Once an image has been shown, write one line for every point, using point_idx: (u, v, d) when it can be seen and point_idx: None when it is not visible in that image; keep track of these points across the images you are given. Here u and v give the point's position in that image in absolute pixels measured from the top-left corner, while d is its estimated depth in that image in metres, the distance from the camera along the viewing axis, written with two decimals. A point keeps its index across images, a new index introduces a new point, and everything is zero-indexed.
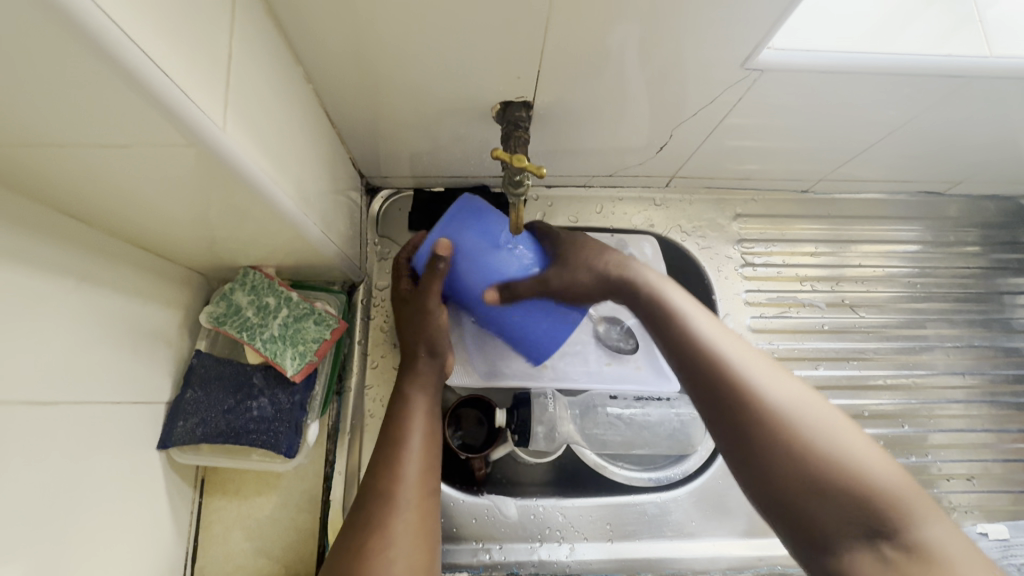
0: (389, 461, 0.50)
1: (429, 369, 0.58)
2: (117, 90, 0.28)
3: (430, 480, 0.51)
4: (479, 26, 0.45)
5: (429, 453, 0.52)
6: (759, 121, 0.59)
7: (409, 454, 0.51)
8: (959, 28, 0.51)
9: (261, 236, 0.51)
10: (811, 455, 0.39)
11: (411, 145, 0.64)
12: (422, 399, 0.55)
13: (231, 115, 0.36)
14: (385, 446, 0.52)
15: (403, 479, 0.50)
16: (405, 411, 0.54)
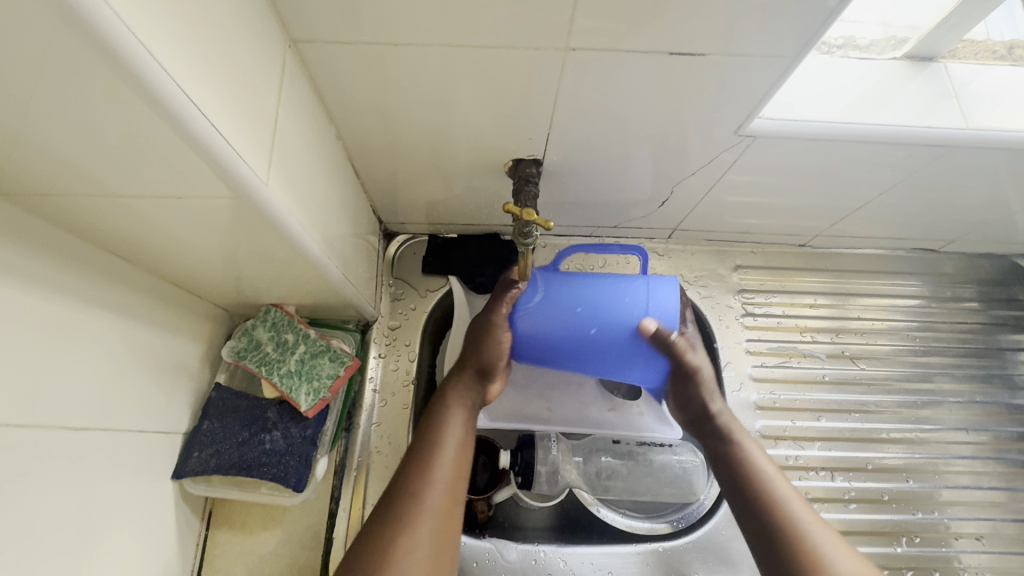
0: (421, 458, 0.51)
1: (469, 381, 0.58)
2: (179, 151, 0.32)
3: (458, 481, 0.51)
4: (495, 94, 0.50)
5: (462, 457, 0.52)
6: (756, 181, 0.63)
7: (444, 455, 0.51)
8: (937, 104, 0.55)
9: (286, 277, 0.55)
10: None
11: (428, 195, 0.68)
12: (462, 407, 0.55)
13: (273, 170, 0.40)
14: (424, 444, 0.52)
15: (431, 478, 0.49)
16: (443, 411, 0.55)
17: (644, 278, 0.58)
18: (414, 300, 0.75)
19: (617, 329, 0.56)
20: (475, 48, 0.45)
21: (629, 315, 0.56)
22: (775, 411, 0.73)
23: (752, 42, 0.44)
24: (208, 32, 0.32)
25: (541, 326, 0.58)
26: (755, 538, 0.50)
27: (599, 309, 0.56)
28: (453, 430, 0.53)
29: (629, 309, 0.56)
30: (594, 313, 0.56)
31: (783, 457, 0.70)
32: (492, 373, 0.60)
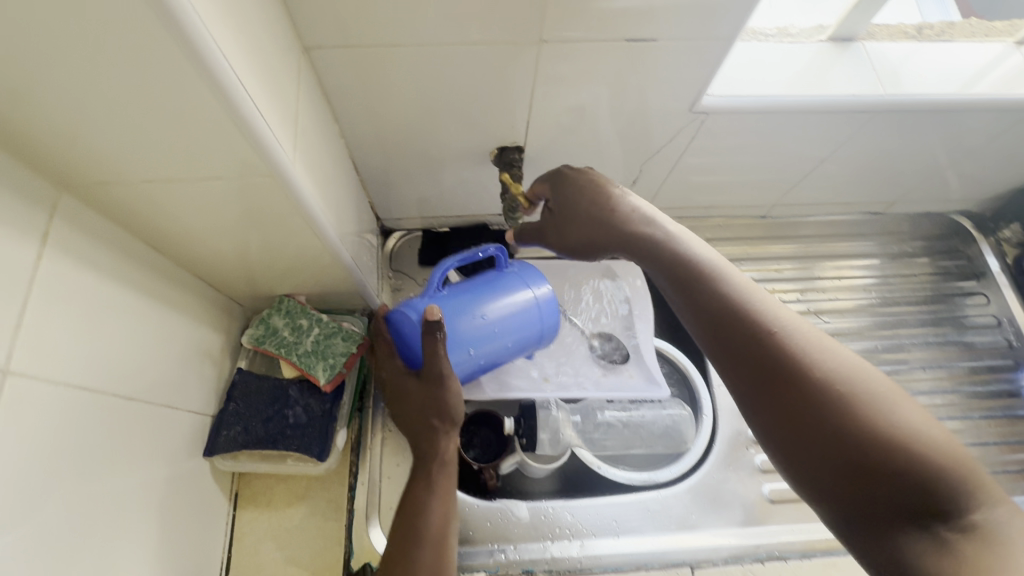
0: (405, 553, 0.51)
1: (447, 443, 0.58)
2: (231, 128, 0.38)
3: (446, 565, 0.52)
4: (479, 85, 0.57)
5: (449, 519, 0.55)
6: (712, 156, 0.71)
7: (427, 541, 0.52)
8: (856, 76, 0.64)
9: (301, 263, 0.60)
10: (797, 355, 0.42)
11: (421, 189, 0.75)
12: (443, 480, 0.56)
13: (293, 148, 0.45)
14: (405, 536, 0.52)
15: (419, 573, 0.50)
16: (423, 492, 0.55)
17: (520, 279, 0.66)
18: (413, 289, 0.81)
19: (524, 331, 0.65)
20: (462, 45, 0.52)
21: (530, 317, 0.65)
22: None
23: (693, 27, 0.52)
24: (243, 34, 0.38)
25: (472, 351, 0.62)
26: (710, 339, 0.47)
27: (508, 323, 0.64)
28: (436, 510, 0.54)
29: (529, 313, 0.65)
30: (510, 328, 0.64)
31: None
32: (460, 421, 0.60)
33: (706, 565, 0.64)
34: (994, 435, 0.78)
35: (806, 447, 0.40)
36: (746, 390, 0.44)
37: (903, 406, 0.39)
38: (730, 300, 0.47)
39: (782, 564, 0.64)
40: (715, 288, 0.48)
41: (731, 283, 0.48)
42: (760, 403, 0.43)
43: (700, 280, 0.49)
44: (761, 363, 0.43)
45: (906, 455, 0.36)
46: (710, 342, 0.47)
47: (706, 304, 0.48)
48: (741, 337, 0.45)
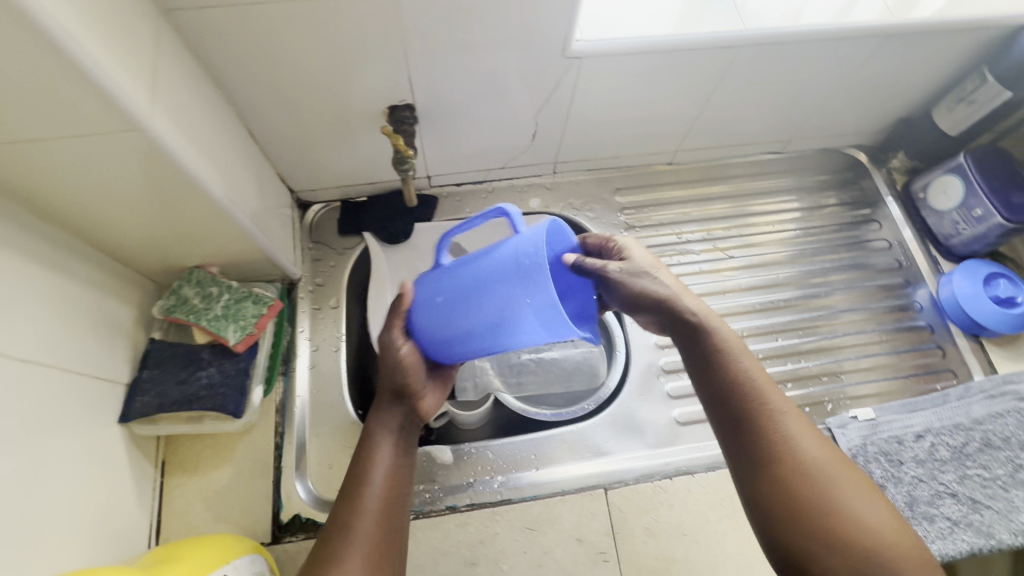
0: (348, 496, 0.53)
1: (396, 409, 0.59)
2: (78, 79, 0.39)
3: (389, 515, 0.53)
4: (356, 42, 0.59)
5: (396, 471, 0.56)
6: (601, 102, 0.74)
7: (370, 489, 0.54)
8: (719, 14, 0.68)
9: (204, 234, 0.62)
10: (801, 459, 0.49)
11: (330, 156, 0.76)
12: (388, 438, 0.57)
13: (160, 107, 0.47)
14: (351, 478, 0.55)
15: (358, 516, 0.52)
16: (370, 442, 0.57)
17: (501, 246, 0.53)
18: (333, 258, 0.83)
19: (502, 317, 0.53)
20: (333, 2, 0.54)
21: (497, 302, 0.53)
22: None
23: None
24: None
25: (445, 337, 0.58)
26: (725, 425, 0.53)
27: (475, 307, 0.54)
28: (379, 462, 0.55)
29: (499, 295, 0.53)
30: (474, 312, 0.54)
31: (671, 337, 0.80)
32: (415, 392, 0.60)
33: (618, 485, 0.69)
34: (889, 347, 0.84)
35: (796, 530, 0.48)
36: (743, 457, 0.51)
37: (880, 512, 0.48)
38: (751, 395, 0.52)
39: (689, 477, 0.69)
40: (739, 361, 0.54)
41: (753, 359, 0.54)
42: (756, 469, 0.50)
43: (726, 371, 0.53)
44: (768, 461, 0.50)
45: (880, 559, 0.45)
46: (720, 406, 0.53)
47: (727, 374, 0.53)
48: (755, 432, 0.51)
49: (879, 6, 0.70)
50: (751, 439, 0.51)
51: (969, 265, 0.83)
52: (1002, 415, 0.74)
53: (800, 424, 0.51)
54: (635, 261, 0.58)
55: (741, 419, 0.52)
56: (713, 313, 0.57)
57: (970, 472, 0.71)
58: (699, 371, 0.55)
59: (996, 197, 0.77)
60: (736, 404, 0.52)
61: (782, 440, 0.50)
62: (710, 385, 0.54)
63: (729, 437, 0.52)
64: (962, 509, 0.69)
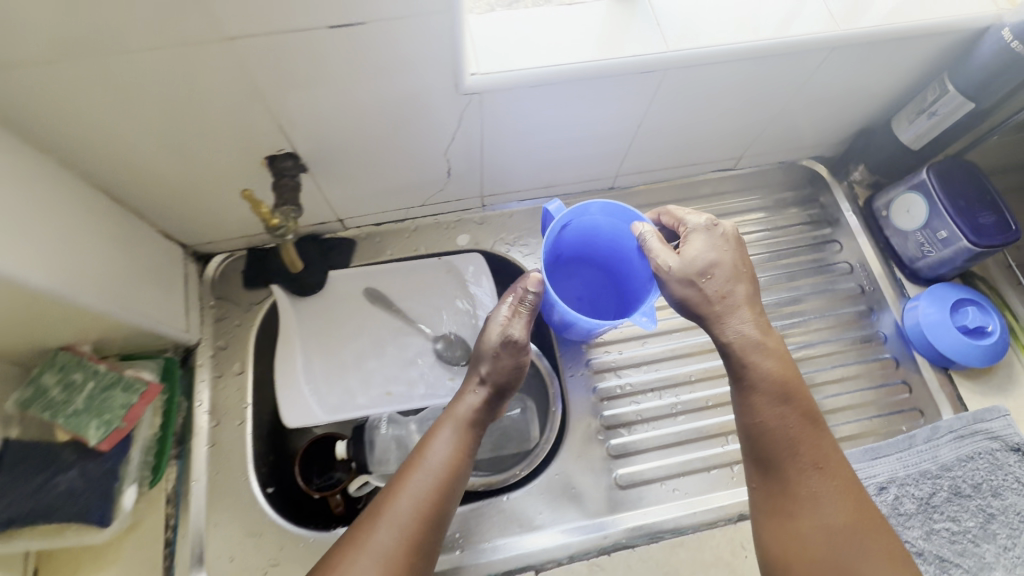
0: (401, 477, 0.57)
1: (478, 401, 0.63)
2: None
3: (431, 508, 0.55)
4: (205, 90, 0.50)
5: (452, 468, 0.58)
6: (518, 135, 0.66)
7: (416, 477, 0.57)
8: (640, 32, 0.59)
9: (51, 321, 0.53)
10: (823, 508, 0.51)
11: (219, 209, 0.68)
12: (457, 430, 0.61)
13: None
14: (413, 458, 0.59)
15: (398, 499, 0.55)
16: (440, 425, 0.62)
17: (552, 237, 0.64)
18: (237, 316, 0.75)
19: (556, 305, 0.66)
20: (160, 50, 0.45)
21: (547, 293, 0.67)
22: (603, 345, 0.75)
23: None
24: None
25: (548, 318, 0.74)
26: (754, 458, 0.55)
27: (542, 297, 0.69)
28: (440, 449, 0.59)
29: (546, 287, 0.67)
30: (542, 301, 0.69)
31: (612, 388, 0.73)
32: (503, 393, 0.64)
33: (549, 566, 0.63)
34: (854, 383, 0.77)
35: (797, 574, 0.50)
36: (768, 493, 0.53)
37: None
38: (790, 440, 0.53)
39: (628, 552, 0.64)
40: (774, 405, 0.54)
41: (793, 403, 0.54)
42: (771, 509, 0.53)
43: (772, 410, 0.54)
44: (790, 503, 0.52)
45: None
46: (748, 442, 0.55)
47: (758, 417, 0.54)
48: (784, 473, 0.52)
49: (823, 12, 0.62)
50: (780, 476, 0.53)
51: (936, 290, 0.76)
52: (972, 459, 0.68)
53: (835, 479, 0.52)
54: (689, 257, 0.58)
55: (772, 457, 0.53)
56: (756, 352, 0.55)
57: (937, 526, 0.66)
58: (745, 406, 0.55)
59: (962, 218, 0.70)
60: (775, 442, 0.53)
61: (809, 487, 0.51)
62: (750, 415, 0.55)
63: (757, 470, 0.55)
64: (929, 571, 0.64)
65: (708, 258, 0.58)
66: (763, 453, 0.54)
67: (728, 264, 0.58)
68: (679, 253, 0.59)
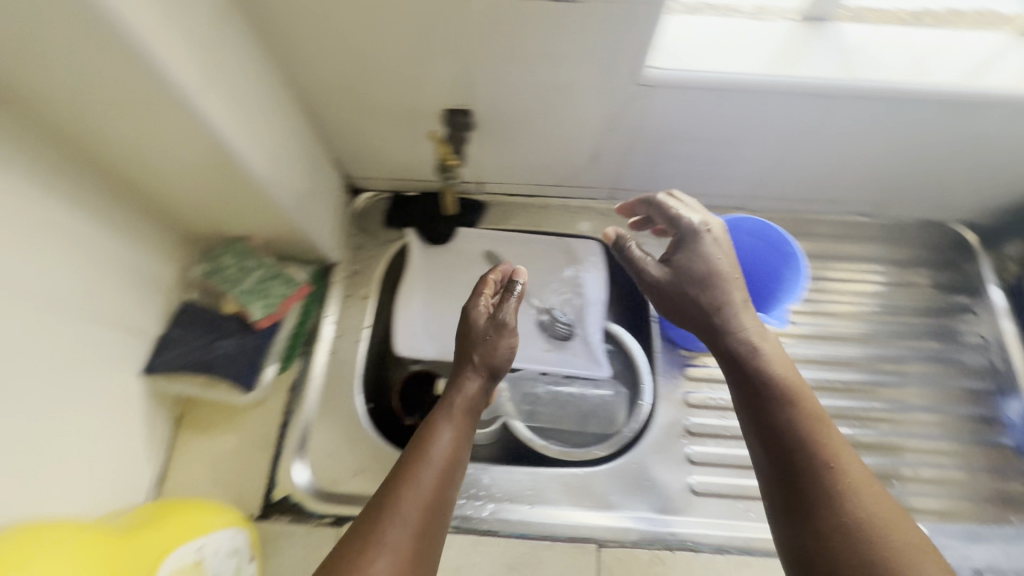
0: (400, 473, 0.51)
1: (474, 381, 0.61)
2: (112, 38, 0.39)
3: (439, 492, 0.50)
4: (418, 38, 0.58)
5: (454, 453, 0.54)
6: (671, 135, 0.69)
7: (424, 463, 0.51)
8: (822, 59, 0.61)
9: (247, 207, 0.63)
10: (880, 536, 0.41)
11: (386, 149, 0.76)
12: (455, 412, 0.57)
13: (199, 75, 0.47)
14: (413, 447, 0.54)
15: (404, 492, 0.49)
16: (436, 413, 0.57)
17: None
18: (373, 248, 0.83)
19: None
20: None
21: None
22: (701, 356, 0.77)
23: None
24: None
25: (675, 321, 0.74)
26: (787, 502, 0.45)
27: None
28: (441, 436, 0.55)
29: None
30: None
31: (703, 397, 0.74)
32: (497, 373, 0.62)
33: (612, 545, 0.64)
34: (964, 460, 0.72)
35: None
36: (810, 538, 0.43)
37: None
38: (819, 453, 0.46)
39: (693, 554, 0.64)
40: (784, 413, 0.48)
41: (804, 407, 0.49)
42: (802, 526, 0.44)
43: (791, 420, 0.48)
44: (843, 542, 0.41)
45: None
46: (770, 470, 0.47)
47: (776, 432, 0.48)
48: (824, 499, 0.44)
49: (1018, 73, 0.61)
50: (821, 509, 0.43)
51: None
52: None
53: (876, 495, 0.44)
54: (675, 266, 0.58)
55: (808, 486, 0.45)
56: (765, 356, 0.52)
57: None
58: (765, 428, 0.49)
59: None
60: (803, 461, 0.46)
61: (855, 512, 0.42)
62: (764, 437, 0.49)
63: (792, 516, 0.45)
64: None
65: (697, 269, 0.57)
66: (794, 484, 0.45)
67: (717, 272, 0.57)
68: (668, 263, 0.59)
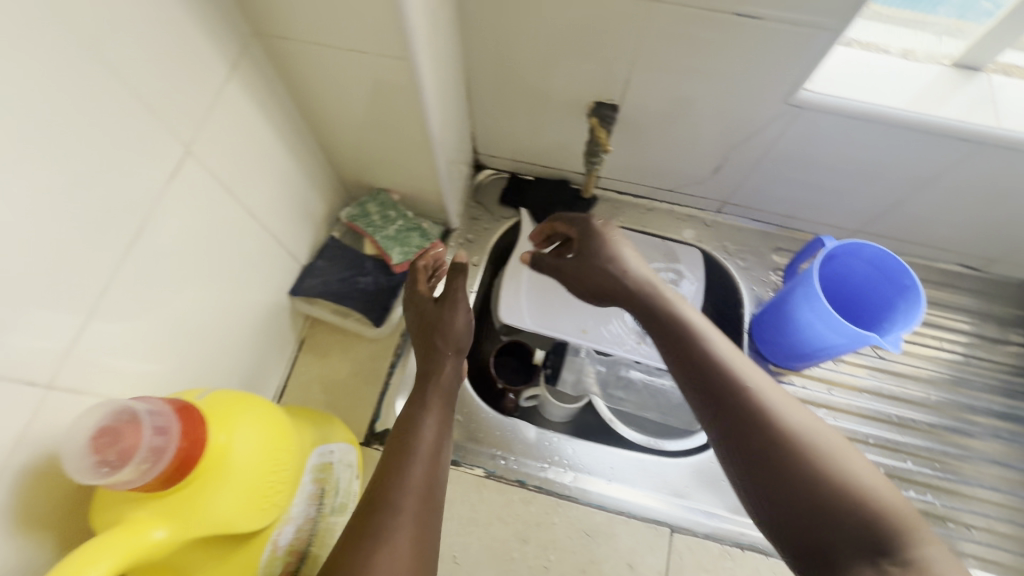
0: (393, 465, 0.54)
1: (451, 367, 0.64)
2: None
3: (433, 473, 0.55)
4: (598, 34, 0.62)
5: (439, 441, 0.57)
6: (800, 157, 0.72)
7: (415, 455, 0.55)
8: (973, 107, 0.63)
9: (406, 163, 0.69)
10: (827, 466, 0.45)
11: (523, 131, 0.82)
12: (439, 399, 0.61)
13: (426, 44, 0.52)
14: (399, 440, 0.57)
15: (406, 483, 0.52)
16: (421, 406, 0.60)
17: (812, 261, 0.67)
18: (488, 221, 0.89)
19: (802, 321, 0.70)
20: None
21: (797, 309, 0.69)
22: (787, 373, 0.80)
23: (823, 13, 0.53)
24: None
25: (770, 337, 0.77)
26: (738, 456, 0.47)
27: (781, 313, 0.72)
28: (426, 429, 0.58)
29: (794, 304, 0.70)
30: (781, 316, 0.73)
31: None
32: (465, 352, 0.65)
33: (685, 532, 0.67)
34: None
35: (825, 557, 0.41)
36: (763, 483, 0.46)
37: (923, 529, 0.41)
38: (759, 400, 0.49)
39: (761, 556, 0.67)
40: (719, 369, 0.51)
41: (728, 360, 0.52)
42: (763, 492, 0.45)
43: (733, 375, 0.51)
44: (793, 477, 0.45)
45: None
46: (716, 429, 0.49)
47: (716, 388, 0.50)
48: (769, 442, 0.46)
49: None
50: (770, 454, 0.46)
51: None
52: None
53: (813, 425, 0.48)
54: (572, 265, 0.67)
55: (753, 434, 0.47)
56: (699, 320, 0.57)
57: None
58: (706, 386, 0.51)
59: None
60: (746, 412, 0.48)
61: (801, 450, 0.46)
62: (706, 398, 0.51)
63: (744, 469, 0.47)
64: None
65: (569, 267, 0.67)
66: (740, 436, 0.48)
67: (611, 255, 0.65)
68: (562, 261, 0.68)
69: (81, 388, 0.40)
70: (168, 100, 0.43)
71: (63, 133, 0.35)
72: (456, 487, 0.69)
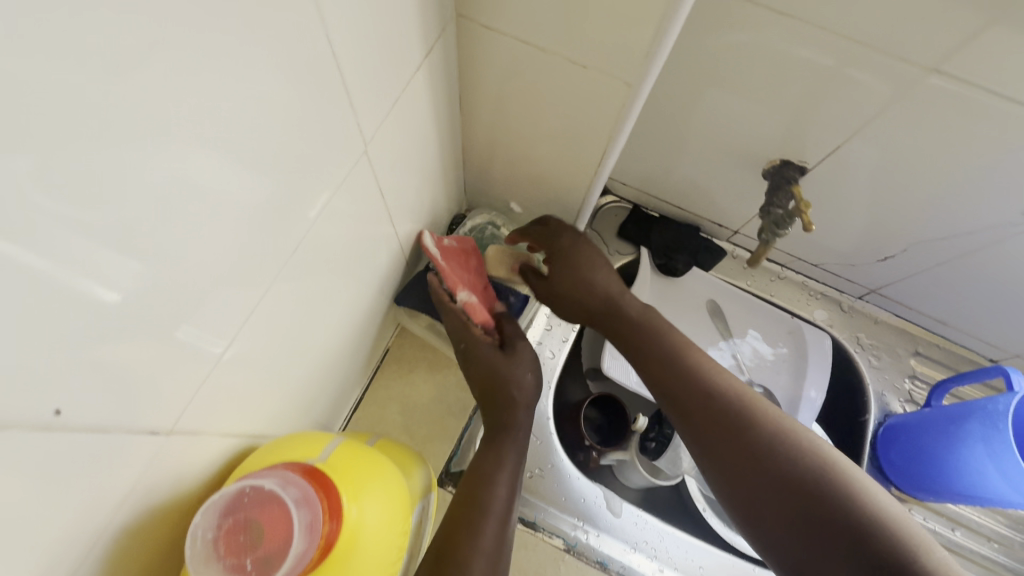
0: (458, 524, 0.45)
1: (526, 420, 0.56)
2: (649, 19, 0.36)
3: (503, 535, 0.46)
4: (825, 90, 0.52)
5: (513, 497, 0.49)
6: (999, 270, 0.62)
7: (487, 515, 0.46)
8: None
9: (553, 191, 0.60)
10: (802, 477, 0.44)
11: (672, 169, 0.72)
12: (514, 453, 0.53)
13: None
14: (467, 494, 0.48)
15: (478, 545, 0.44)
16: (493, 459, 0.52)
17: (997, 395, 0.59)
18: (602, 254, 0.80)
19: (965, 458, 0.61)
20: (857, 45, 0.47)
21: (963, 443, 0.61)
22: (908, 499, 0.71)
23: None
24: None
25: (903, 460, 0.69)
26: (733, 484, 0.48)
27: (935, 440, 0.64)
28: (500, 486, 0.49)
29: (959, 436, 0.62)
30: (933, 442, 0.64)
31: None
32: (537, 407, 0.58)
33: None
34: None
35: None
36: (765, 512, 0.45)
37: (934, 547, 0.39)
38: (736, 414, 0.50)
39: None
40: (698, 385, 0.52)
41: (707, 376, 0.53)
42: (768, 524, 0.44)
43: (711, 392, 0.52)
44: (790, 500, 0.44)
45: None
46: (706, 454, 0.50)
47: (700, 405, 0.51)
48: (755, 462, 0.47)
49: None
50: (762, 478, 0.46)
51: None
52: None
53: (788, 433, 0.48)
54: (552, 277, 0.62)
55: (743, 456, 0.47)
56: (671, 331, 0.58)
57: None
58: (693, 407, 0.52)
59: None
60: (723, 427, 0.49)
61: (769, 462, 0.46)
62: (695, 420, 0.51)
63: (741, 498, 0.47)
64: None
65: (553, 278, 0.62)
66: (732, 461, 0.48)
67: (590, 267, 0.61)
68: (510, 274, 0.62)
69: (200, 428, 0.33)
70: (366, 92, 0.34)
71: (266, 127, 0.27)
72: (532, 555, 0.61)
